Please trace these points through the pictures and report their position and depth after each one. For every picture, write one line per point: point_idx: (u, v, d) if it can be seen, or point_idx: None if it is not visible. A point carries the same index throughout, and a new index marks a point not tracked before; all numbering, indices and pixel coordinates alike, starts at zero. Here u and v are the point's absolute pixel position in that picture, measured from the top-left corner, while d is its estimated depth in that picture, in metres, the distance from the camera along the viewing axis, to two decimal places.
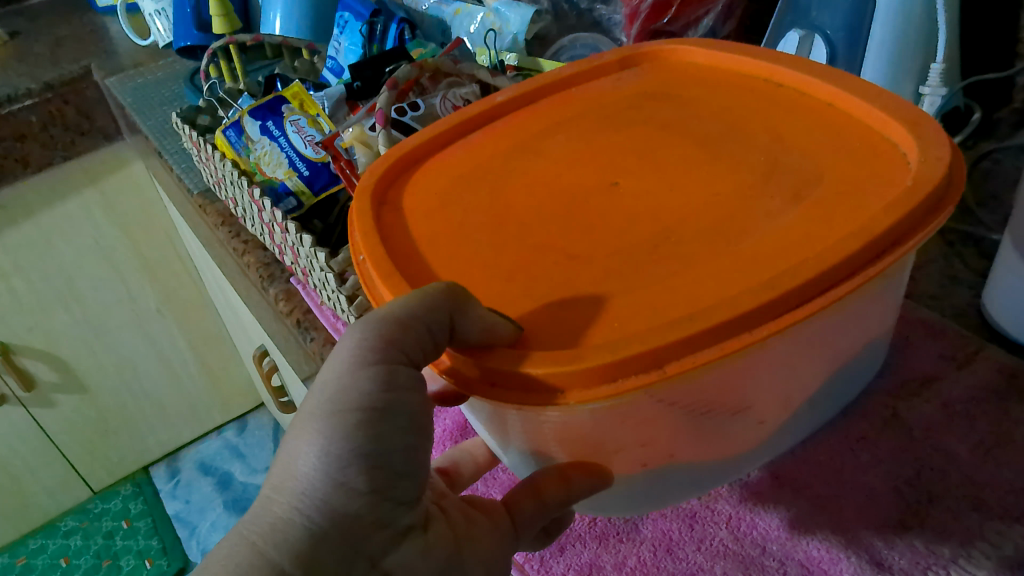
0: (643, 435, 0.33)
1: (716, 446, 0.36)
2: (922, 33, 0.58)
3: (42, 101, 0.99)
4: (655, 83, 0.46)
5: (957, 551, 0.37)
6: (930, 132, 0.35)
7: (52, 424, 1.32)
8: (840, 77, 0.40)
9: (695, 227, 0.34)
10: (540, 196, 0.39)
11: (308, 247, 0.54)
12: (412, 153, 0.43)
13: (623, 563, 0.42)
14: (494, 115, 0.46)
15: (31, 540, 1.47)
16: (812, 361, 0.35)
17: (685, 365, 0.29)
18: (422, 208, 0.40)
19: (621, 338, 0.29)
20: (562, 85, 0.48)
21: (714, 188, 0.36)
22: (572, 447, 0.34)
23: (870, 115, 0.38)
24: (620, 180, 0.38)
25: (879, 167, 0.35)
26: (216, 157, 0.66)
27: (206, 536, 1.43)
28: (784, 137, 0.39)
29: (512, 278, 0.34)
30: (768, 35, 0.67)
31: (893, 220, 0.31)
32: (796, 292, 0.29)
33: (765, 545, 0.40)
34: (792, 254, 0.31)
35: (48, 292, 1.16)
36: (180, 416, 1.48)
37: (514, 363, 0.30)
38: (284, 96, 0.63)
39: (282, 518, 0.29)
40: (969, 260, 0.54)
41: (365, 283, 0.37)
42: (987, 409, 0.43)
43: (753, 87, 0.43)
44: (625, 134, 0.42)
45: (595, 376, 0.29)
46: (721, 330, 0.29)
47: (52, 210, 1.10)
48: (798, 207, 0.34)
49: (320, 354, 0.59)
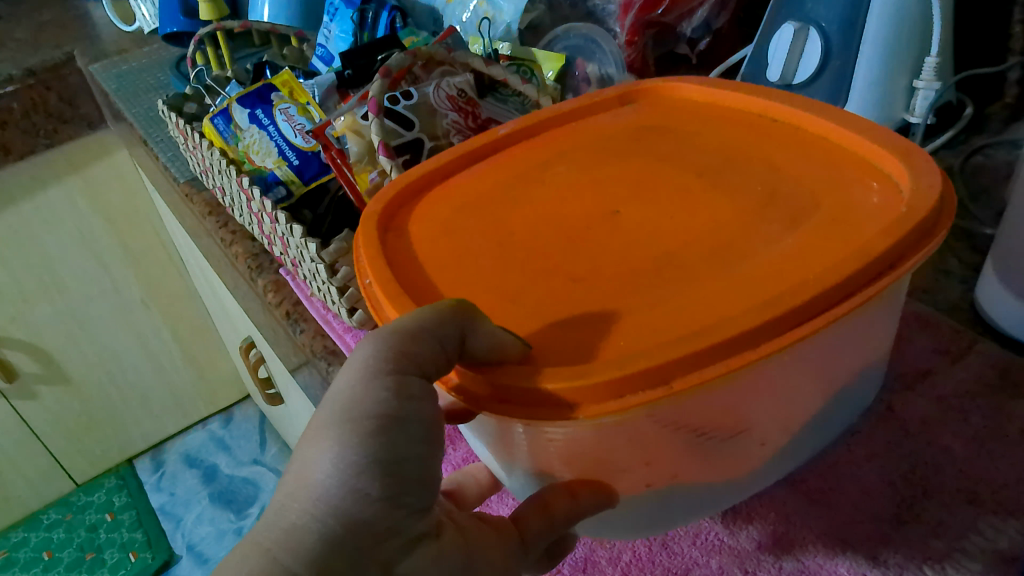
0: (648, 456, 0.33)
1: (717, 468, 0.35)
2: (916, 24, 0.58)
3: (24, 87, 0.96)
4: (655, 118, 0.46)
5: (952, 545, 0.37)
6: (921, 163, 0.35)
7: (34, 417, 1.30)
8: (833, 111, 0.40)
9: (694, 252, 0.34)
10: (542, 220, 0.38)
11: (299, 238, 0.52)
12: (418, 182, 0.43)
13: (618, 557, 0.41)
14: (497, 147, 0.45)
15: (13, 533, 1.44)
16: (811, 380, 0.34)
17: (690, 384, 0.28)
18: (430, 235, 0.39)
19: (628, 353, 0.29)
20: (563, 119, 0.47)
21: (713, 214, 0.36)
22: (577, 464, 0.34)
23: (862, 148, 0.37)
24: (620, 208, 0.38)
25: (873, 198, 0.35)
26: (204, 146, 0.65)
27: (192, 529, 1.40)
28: (782, 167, 0.38)
29: (517, 301, 0.33)
30: (761, 29, 0.67)
31: (888, 242, 0.31)
32: (796, 310, 0.29)
33: (761, 539, 0.40)
34: (791, 277, 0.31)
35: (29, 281, 1.14)
36: (165, 407, 1.47)
37: (530, 377, 0.29)
38: (274, 85, 0.62)
39: (296, 525, 0.28)
40: (962, 255, 0.54)
41: (371, 306, 0.36)
42: (982, 403, 0.43)
43: (746, 122, 0.43)
44: (623, 163, 0.41)
45: (602, 391, 0.28)
46: (724, 346, 0.28)
47: (34, 198, 1.08)
48: (796, 233, 0.34)
49: (310, 346, 0.58)
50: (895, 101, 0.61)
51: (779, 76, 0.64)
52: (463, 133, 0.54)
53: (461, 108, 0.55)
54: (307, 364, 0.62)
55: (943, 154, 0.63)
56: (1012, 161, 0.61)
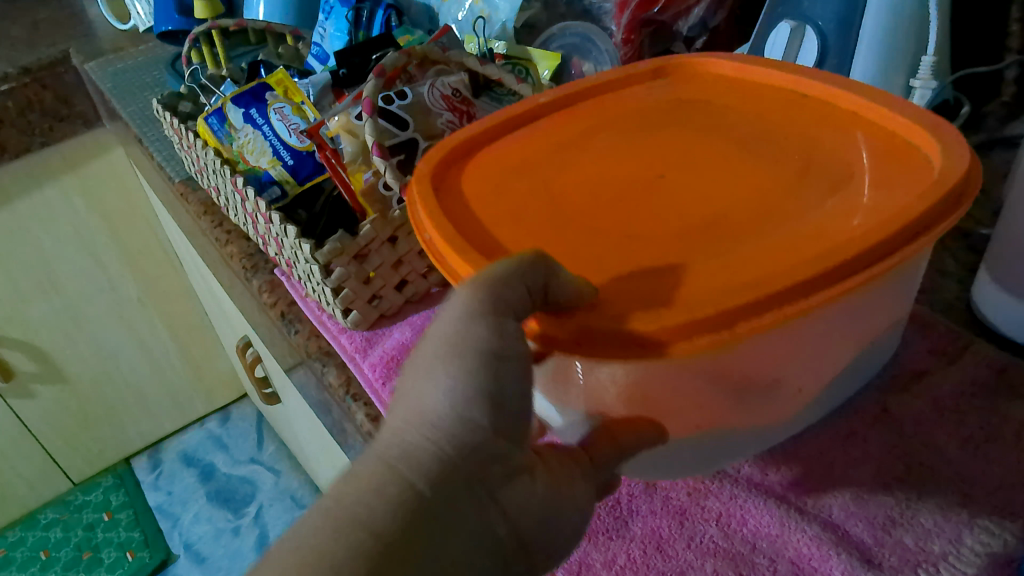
0: (700, 397, 0.34)
1: (755, 417, 0.36)
2: (913, 22, 0.58)
3: (19, 85, 0.96)
4: (690, 93, 0.45)
5: (946, 547, 0.37)
6: (950, 136, 0.35)
7: (31, 416, 1.29)
8: (862, 87, 0.40)
9: (740, 214, 0.34)
10: (589, 181, 0.38)
11: (293, 238, 0.52)
12: (467, 143, 0.42)
13: (612, 561, 0.40)
14: (536, 115, 0.45)
15: (10, 533, 1.44)
16: (837, 336, 0.35)
17: (753, 327, 0.29)
18: (482, 191, 0.39)
19: (697, 299, 0.29)
20: (598, 90, 0.46)
21: (752, 180, 0.36)
22: (636, 401, 0.34)
23: (892, 122, 0.37)
24: (665, 172, 0.38)
25: (905, 167, 0.35)
26: (198, 145, 0.64)
27: (189, 528, 1.40)
28: (818, 142, 0.38)
29: (574, 253, 0.34)
30: (758, 28, 0.67)
31: (928, 204, 0.31)
32: (844, 264, 0.30)
33: (755, 542, 0.40)
34: (840, 234, 0.31)
35: (26, 280, 1.14)
36: (162, 406, 1.47)
37: (618, 317, 0.30)
38: (267, 84, 0.62)
39: (412, 449, 0.27)
40: (958, 254, 0.54)
41: (434, 262, 0.36)
42: (977, 404, 0.43)
43: (775, 98, 0.42)
44: (657, 133, 0.41)
45: (674, 331, 0.29)
46: (778, 297, 0.29)
47: (30, 197, 1.07)
48: (838, 197, 0.34)
49: (305, 347, 0.58)
50: (892, 100, 0.60)
51: None
52: (458, 132, 0.54)
53: (455, 108, 0.54)
54: (303, 364, 0.62)
55: None
56: (1009, 161, 0.61)
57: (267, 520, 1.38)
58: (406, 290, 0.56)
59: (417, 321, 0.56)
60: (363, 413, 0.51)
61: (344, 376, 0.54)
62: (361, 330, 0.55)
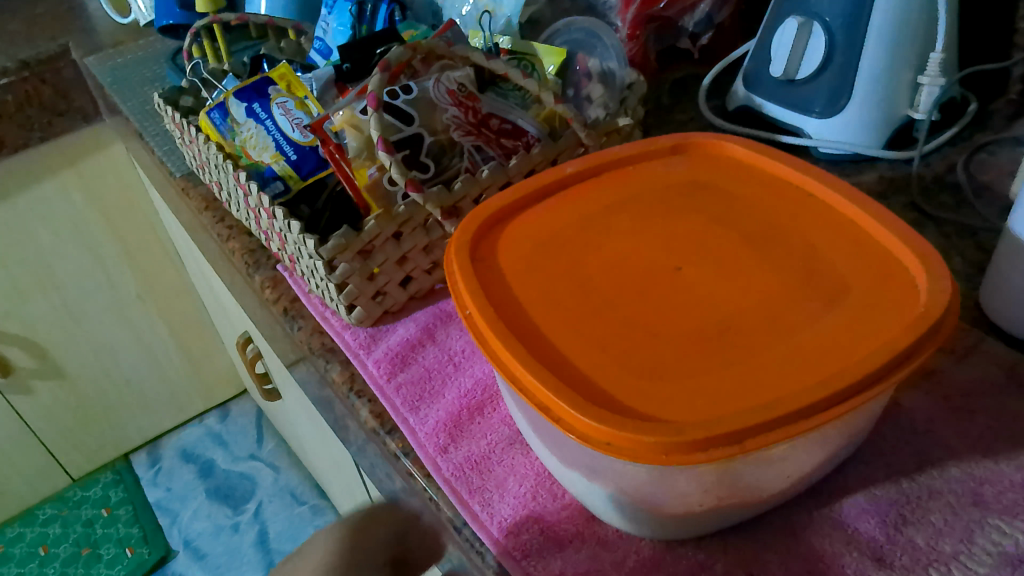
0: (708, 494, 0.36)
1: (763, 499, 0.38)
2: (920, 20, 0.57)
3: (18, 80, 0.96)
4: (706, 172, 0.46)
5: (958, 547, 0.37)
6: (937, 265, 0.36)
7: (30, 412, 1.28)
8: (867, 198, 0.41)
9: (750, 320, 0.35)
10: (611, 266, 0.39)
11: (297, 234, 0.51)
12: (496, 213, 0.44)
13: (621, 563, 0.39)
14: (562, 185, 0.46)
15: (7, 529, 1.42)
16: (838, 434, 0.36)
17: (763, 445, 0.31)
18: (516, 268, 0.41)
19: (711, 417, 0.31)
20: (620, 163, 0.47)
21: (762, 284, 0.37)
22: (646, 492, 0.36)
23: (888, 239, 0.38)
24: (683, 265, 0.39)
25: (890, 285, 0.36)
26: (199, 140, 0.64)
27: (188, 524, 1.39)
28: (820, 244, 0.39)
29: (605, 350, 0.35)
30: (764, 27, 0.67)
31: (913, 336, 0.33)
32: (838, 394, 0.31)
33: (766, 539, 0.39)
34: (840, 358, 0.33)
35: (24, 275, 1.13)
36: (162, 402, 1.47)
37: (643, 426, 0.31)
38: (269, 78, 0.61)
39: None
40: (966, 252, 0.54)
41: (473, 336, 0.38)
42: (988, 403, 0.43)
43: (783, 192, 0.43)
44: (671, 217, 0.42)
45: (691, 445, 0.31)
46: (780, 419, 0.31)
47: (29, 192, 1.06)
48: (839, 310, 0.35)
49: (308, 343, 0.58)
50: (899, 96, 0.60)
51: (782, 72, 0.64)
52: (464, 127, 0.53)
53: (460, 103, 0.53)
54: (305, 360, 0.61)
55: (946, 150, 0.63)
56: (1016, 158, 0.60)
57: (267, 516, 1.38)
58: (410, 286, 0.56)
59: (421, 317, 0.55)
60: (367, 409, 0.51)
61: (348, 373, 0.54)
62: (365, 326, 0.55)
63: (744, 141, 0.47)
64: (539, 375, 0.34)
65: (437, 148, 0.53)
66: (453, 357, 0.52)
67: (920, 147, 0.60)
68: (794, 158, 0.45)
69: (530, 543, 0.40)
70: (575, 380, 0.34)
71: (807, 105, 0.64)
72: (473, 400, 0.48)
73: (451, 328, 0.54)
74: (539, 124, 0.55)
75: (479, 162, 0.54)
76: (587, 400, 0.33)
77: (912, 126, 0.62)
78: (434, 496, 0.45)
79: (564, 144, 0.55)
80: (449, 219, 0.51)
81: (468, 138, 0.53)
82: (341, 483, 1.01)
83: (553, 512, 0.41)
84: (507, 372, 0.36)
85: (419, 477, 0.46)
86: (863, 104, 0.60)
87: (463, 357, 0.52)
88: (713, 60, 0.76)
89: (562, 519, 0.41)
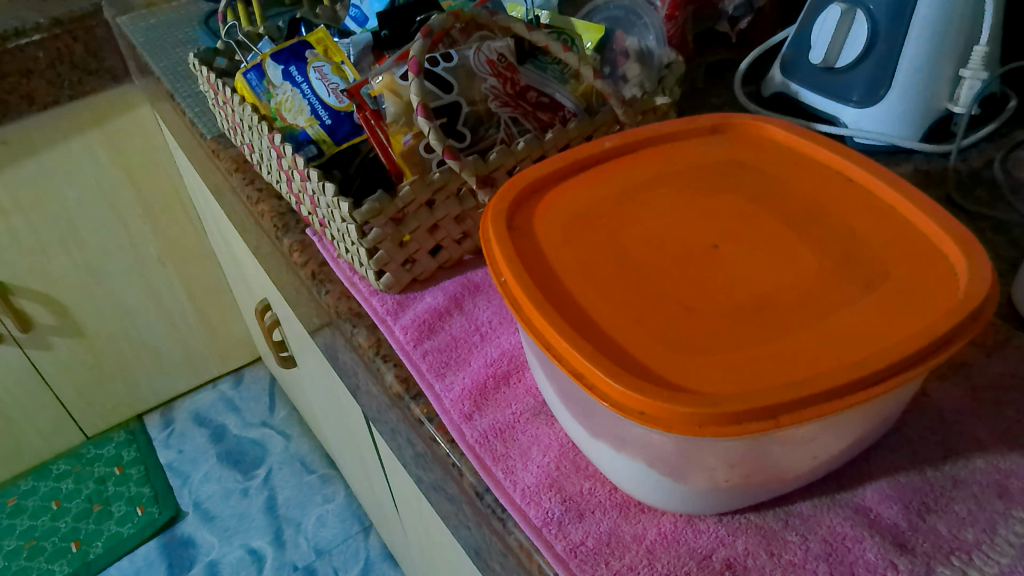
0: (735, 469, 0.36)
1: (789, 478, 0.38)
2: (966, 10, 0.56)
3: (51, 37, 0.97)
4: (744, 153, 0.45)
5: (980, 536, 0.37)
6: (978, 255, 0.36)
7: (48, 368, 1.30)
8: (908, 185, 0.40)
9: (789, 297, 0.35)
10: (649, 240, 0.39)
11: (331, 197, 0.51)
12: (533, 183, 0.44)
13: (643, 535, 0.39)
14: (600, 159, 0.46)
15: (21, 481, 1.43)
16: (867, 419, 0.36)
17: (795, 422, 0.31)
18: (553, 239, 0.41)
19: (747, 390, 0.31)
20: (657, 140, 0.47)
21: (801, 265, 0.37)
22: (673, 463, 0.36)
23: (928, 228, 0.38)
24: (720, 243, 0.39)
25: (928, 274, 0.36)
26: (234, 101, 0.64)
27: (199, 487, 1.40)
28: (859, 229, 0.39)
29: (642, 321, 0.35)
30: (805, 13, 0.66)
31: (952, 323, 0.32)
32: (875, 375, 0.31)
33: (788, 519, 0.39)
34: (877, 339, 0.33)
35: (48, 231, 1.14)
36: (178, 364, 1.48)
37: (680, 397, 0.31)
38: (308, 42, 0.62)
39: None
40: (1002, 246, 0.53)
41: (507, 302, 0.38)
42: (1017, 398, 0.43)
43: (822, 176, 0.43)
44: (708, 195, 0.42)
45: (725, 417, 0.31)
46: (820, 397, 0.31)
47: (56, 149, 1.07)
48: (876, 294, 0.35)
49: (335, 308, 0.58)
50: (938, 90, 0.59)
51: (822, 59, 0.64)
52: (502, 99, 0.54)
53: (500, 73, 0.54)
54: (331, 325, 0.62)
55: (984, 146, 0.62)
56: None
57: (277, 483, 1.39)
58: (440, 255, 0.56)
59: (449, 287, 0.56)
60: (392, 373, 0.51)
61: (374, 338, 0.54)
62: (393, 294, 0.56)
63: (784, 124, 0.47)
64: (574, 342, 0.34)
65: (473, 119, 0.53)
66: (480, 327, 0.52)
67: (958, 142, 0.59)
68: (833, 142, 0.45)
69: (552, 511, 0.40)
70: (611, 349, 0.34)
71: (845, 94, 0.63)
72: (499, 369, 0.49)
73: (479, 298, 0.54)
74: (576, 99, 0.56)
75: (515, 134, 0.54)
76: (623, 369, 0.33)
77: (951, 121, 0.61)
78: (458, 463, 0.45)
79: (601, 119, 0.55)
80: (483, 188, 0.51)
81: (505, 109, 0.54)
82: (351, 454, 1.02)
83: (576, 482, 0.42)
84: (542, 340, 0.36)
85: (443, 444, 0.47)
86: (903, 94, 0.60)
87: (490, 327, 0.52)
88: (751, 45, 0.76)
89: (585, 489, 0.41)
